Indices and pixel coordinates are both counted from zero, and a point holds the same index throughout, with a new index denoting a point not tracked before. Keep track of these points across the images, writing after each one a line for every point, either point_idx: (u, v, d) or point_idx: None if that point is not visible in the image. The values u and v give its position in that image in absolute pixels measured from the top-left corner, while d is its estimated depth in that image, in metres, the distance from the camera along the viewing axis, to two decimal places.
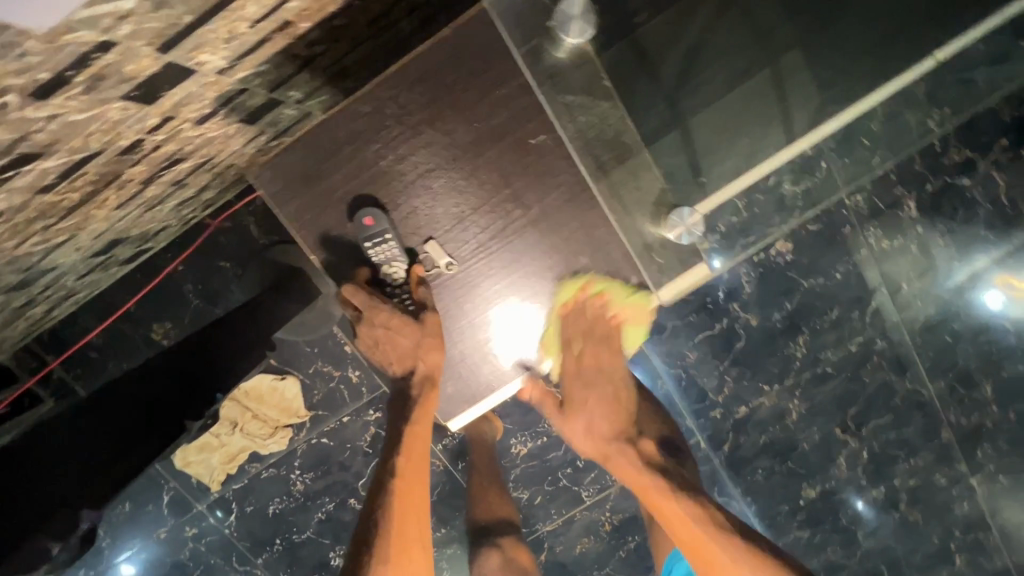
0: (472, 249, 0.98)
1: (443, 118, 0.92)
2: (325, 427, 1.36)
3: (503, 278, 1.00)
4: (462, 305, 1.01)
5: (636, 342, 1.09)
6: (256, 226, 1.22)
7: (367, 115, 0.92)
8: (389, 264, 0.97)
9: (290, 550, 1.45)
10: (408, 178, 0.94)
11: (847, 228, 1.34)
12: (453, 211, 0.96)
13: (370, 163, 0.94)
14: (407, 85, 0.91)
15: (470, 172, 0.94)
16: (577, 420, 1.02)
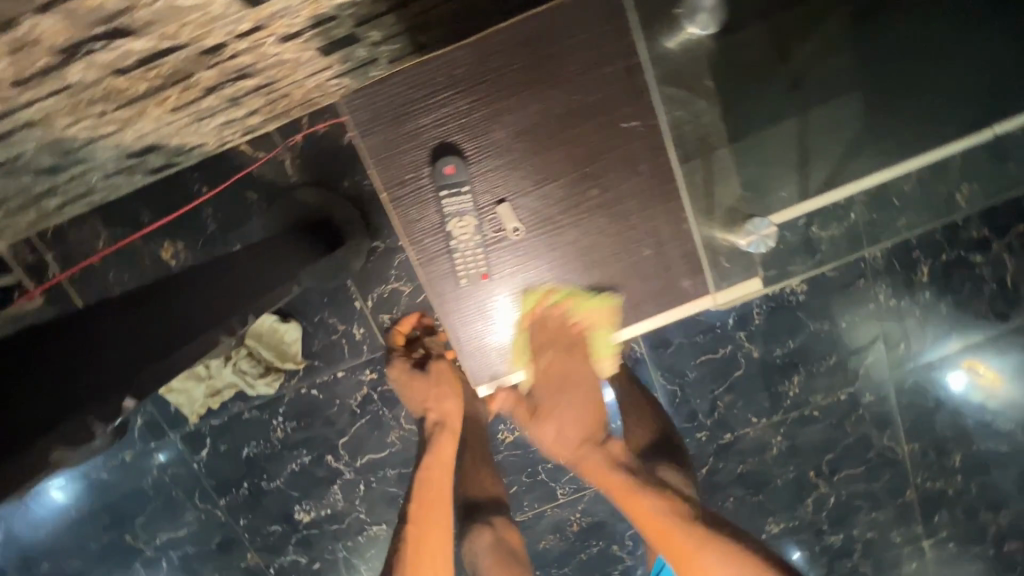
0: (541, 218, 1.04)
1: (540, 91, 0.97)
2: (318, 379, 1.34)
3: (564, 251, 1.06)
4: (519, 270, 1.06)
5: (605, 351, 1.12)
6: (291, 162, 1.19)
7: (470, 66, 0.95)
8: (460, 217, 1.00)
9: (255, 496, 1.42)
10: (496, 136, 0.99)
11: (862, 280, 1.38)
12: (530, 180, 1.01)
13: (462, 113, 0.97)
14: (512, 52, 0.96)
15: (556, 144, 1.00)
16: (549, 424, 1.03)
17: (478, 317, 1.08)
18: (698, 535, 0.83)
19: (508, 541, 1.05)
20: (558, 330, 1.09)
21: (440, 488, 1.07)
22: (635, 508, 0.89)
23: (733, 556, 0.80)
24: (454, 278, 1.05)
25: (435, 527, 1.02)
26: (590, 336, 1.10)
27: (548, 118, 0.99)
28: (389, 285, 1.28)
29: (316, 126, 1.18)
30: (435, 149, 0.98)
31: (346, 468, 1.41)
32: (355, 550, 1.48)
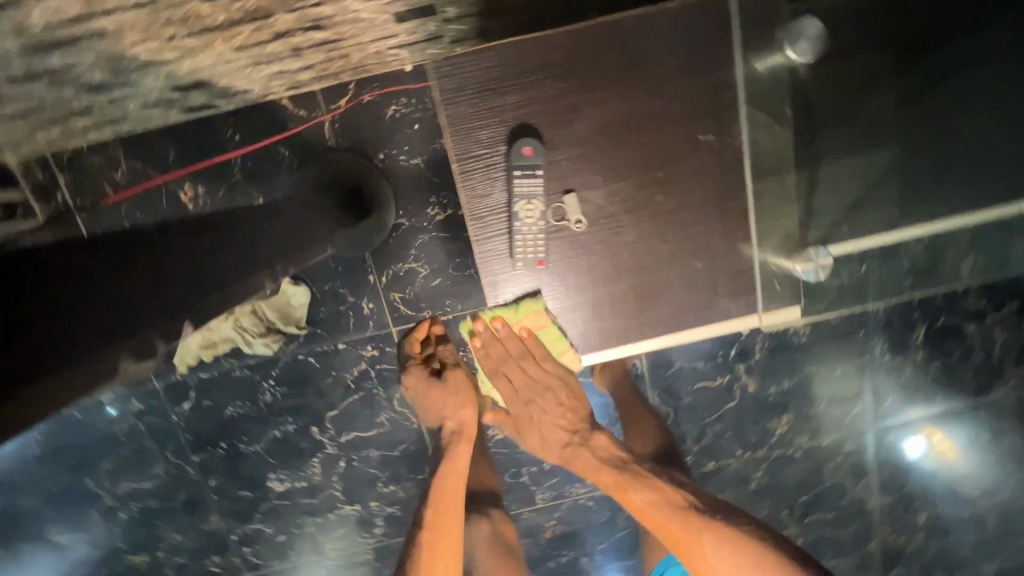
0: (603, 215, 1.06)
1: (626, 88, 0.98)
2: (318, 347, 1.31)
3: (620, 251, 1.08)
4: (572, 262, 1.08)
5: (558, 347, 1.13)
6: (331, 125, 1.17)
7: (565, 50, 0.96)
8: (526, 200, 1.01)
9: (230, 458, 1.38)
10: (576, 126, 1.00)
11: (862, 331, 1.42)
12: (601, 175, 1.03)
13: (548, 97, 0.98)
14: (604, 45, 0.96)
15: (631, 143, 1.02)
16: (533, 433, 1.13)
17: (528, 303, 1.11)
18: (690, 525, 0.89)
19: (502, 535, 1.16)
20: (506, 347, 1.13)
21: (455, 493, 1.10)
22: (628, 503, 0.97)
23: (728, 537, 0.86)
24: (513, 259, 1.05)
25: (448, 530, 1.07)
26: (538, 338, 1.13)
27: (629, 117, 1.01)
28: (406, 265, 1.26)
29: (362, 93, 1.16)
30: (515, 129, 0.98)
31: (329, 442, 1.38)
32: (324, 527, 1.45)
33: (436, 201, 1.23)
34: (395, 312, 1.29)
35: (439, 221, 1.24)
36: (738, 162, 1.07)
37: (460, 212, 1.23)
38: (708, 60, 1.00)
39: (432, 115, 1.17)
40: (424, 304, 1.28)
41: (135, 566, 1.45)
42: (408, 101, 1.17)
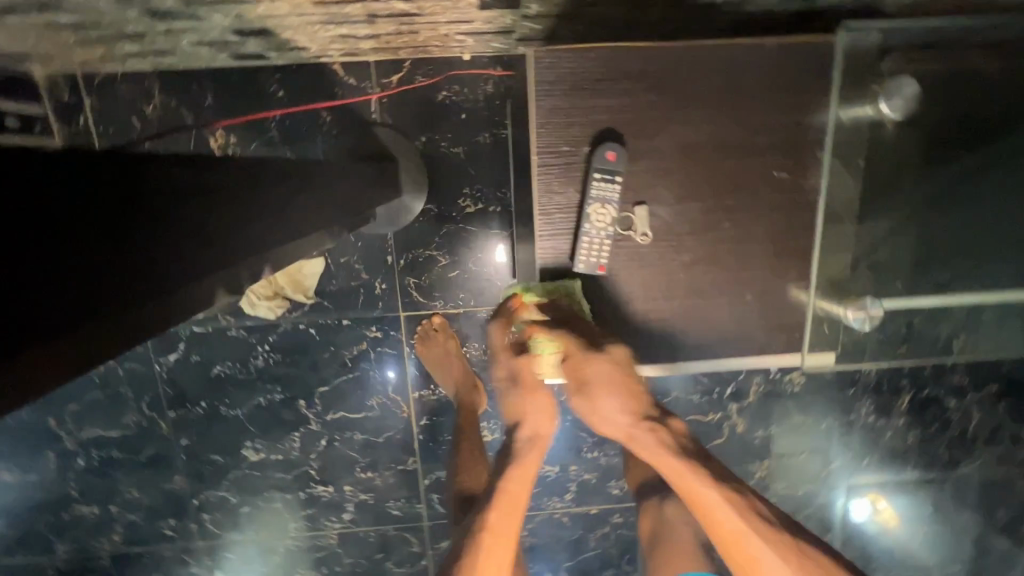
0: (668, 235, 1.00)
1: (717, 115, 0.94)
2: (321, 320, 1.28)
3: (681, 273, 1.02)
4: (630, 274, 1.01)
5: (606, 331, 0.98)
6: (378, 100, 1.16)
7: (667, 61, 0.92)
8: (601, 205, 0.95)
9: (208, 419, 1.32)
10: (660, 139, 0.95)
11: (852, 390, 1.47)
12: (678, 197, 0.97)
13: (637, 106, 0.94)
14: (697, 69, 0.92)
15: (710, 169, 0.97)
16: (598, 404, 0.85)
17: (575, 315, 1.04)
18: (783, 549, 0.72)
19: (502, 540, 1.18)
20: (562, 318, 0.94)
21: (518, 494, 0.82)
22: (706, 503, 0.76)
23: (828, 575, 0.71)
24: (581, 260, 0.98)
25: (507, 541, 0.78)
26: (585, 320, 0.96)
27: (715, 142, 0.96)
28: (427, 252, 1.24)
29: (416, 73, 1.15)
30: (598, 137, 0.94)
31: (314, 418, 1.34)
32: (291, 505, 1.40)
33: (469, 194, 1.22)
34: (407, 296, 1.27)
35: (468, 213, 1.23)
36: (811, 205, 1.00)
37: (491, 208, 1.23)
38: (790, 104, 0.95)
39: (481, 107, 1.17)
40: (437, 294, 1.27)
41: (82, 518, 1.37)
42: (459, 89, 1.16)
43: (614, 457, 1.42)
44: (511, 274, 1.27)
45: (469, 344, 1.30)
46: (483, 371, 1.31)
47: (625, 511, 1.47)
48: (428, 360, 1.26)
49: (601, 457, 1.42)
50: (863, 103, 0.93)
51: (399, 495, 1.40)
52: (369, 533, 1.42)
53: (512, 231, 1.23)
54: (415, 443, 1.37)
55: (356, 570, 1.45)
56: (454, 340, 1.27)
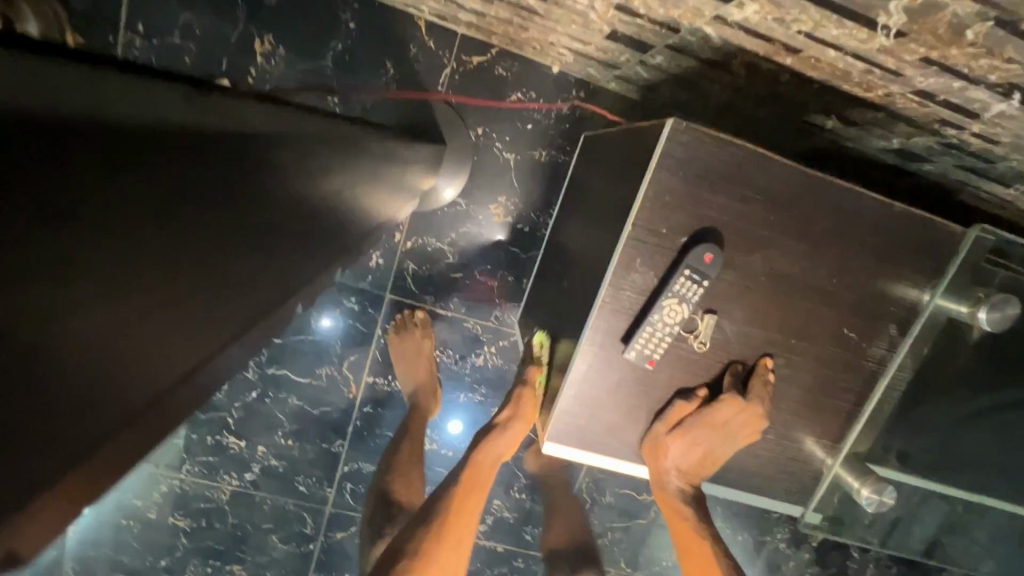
0: (731, 384, 0.61)
1: (847, 237, 0.59)
2: None
3: (727, 429, 0.62)
4: (668, 400, 0.63)
5: (745, 420, 0.62)
6: (450, 75, 1.07)
7: (839, 187, 0.57)
8: (670, 308, 0.57)
9: None
10: (784, 285, 0.59)
11: (774, 513, 1.46)
12: (756, 325, 0.61)
13: (773, 232, 0.58)
14: (858, 204, 0.58)
15: (830, 349, 0.63)
16: (675, 444, 0.63)
17: (571, 434, 0.64)
18: None
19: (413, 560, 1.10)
20: (673, 375, 0.62)
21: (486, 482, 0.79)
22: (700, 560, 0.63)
23: None
24: (609, 352, 0.60)
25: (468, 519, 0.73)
26: (726, 401, 0.60)
27: (854, 307, 0.61)
28: (439, 244, 1.16)
29: (498, 64, 1.08)
30: (694, 230, 0.56)
31: (253, 367, 1.21)
32: (194, 446, 1.26)
33: (503, 203, 1.15)
34: (400, 280, 1.18)
35: (495, 223, 1.16)
36: (930, 416, 0.70)
37: (519, 225, 1.17)
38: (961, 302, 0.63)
39: (548, 124, 1.11)
40: (431, 289, 1.19)
41: None
42: (535, 98, 1.10)
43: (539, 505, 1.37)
44: (512, 298, 1.21)
45: (444, 350, 1.22)
46: (449, 381, 1.24)
47: (530, 558, 1.39)
48: (398, 354, 1.17)
49: (527, 500, 1.36)
50: (958, 302, 0.62)
51: (312, 472, 1.30)
52: (266, 499, 1.31)
53: (529, 256, 1.18)
54: (349, 427, 1.28)
55: (236, 534, 1.32)
56: (430, 341, 1.18)
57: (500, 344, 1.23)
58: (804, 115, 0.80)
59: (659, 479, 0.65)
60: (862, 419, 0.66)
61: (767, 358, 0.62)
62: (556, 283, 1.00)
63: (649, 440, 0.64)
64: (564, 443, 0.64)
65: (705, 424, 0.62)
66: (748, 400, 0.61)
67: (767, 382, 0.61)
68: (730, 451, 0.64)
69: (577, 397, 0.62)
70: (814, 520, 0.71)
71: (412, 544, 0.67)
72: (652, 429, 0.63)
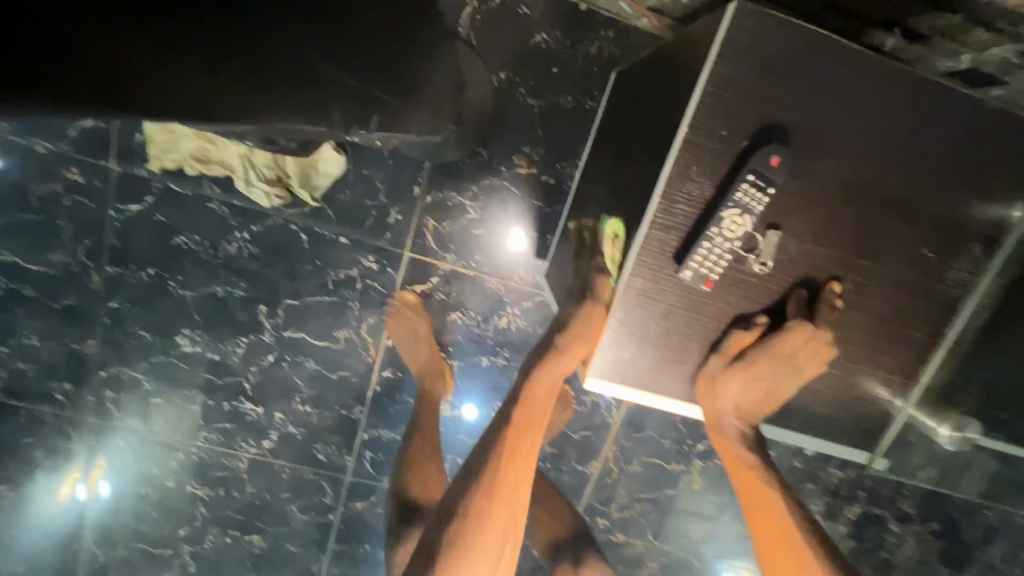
0: (798, 312, 0.56)
1: (929, 142, 0.53)
2: (316, 228, 1.12)
3: (790, 361, 0.57)
4: (725, 330, 0.57)
5: (813, 350, 0.56)
6: (471, 13, 1.01)
7: (923, 80, 0.51)
8: (730, 220, 0.51)
9: (151, 290, 1.14)
10: (856, 196, 0.53)
11: (811, 485, 1.39)
12: (824, 244, 0.55)
13: (847, 134, 0.51)
14: (943, 102, 0.51)
15: (905, 271, 0.57)
16: (733, 381, 0.58)
17: (617, 369, 0.58)
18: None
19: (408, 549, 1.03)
20: (729, 301, 0.56)
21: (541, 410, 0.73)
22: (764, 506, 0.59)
23: None
24: (660, 275, 0.54)
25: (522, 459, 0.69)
26: (790, 332, 0.55)
27: (933, 222, 0.55)
28: (460, 198, 1.11)
29: (522, 2, 1.01)
30: (757, 132, 0.51)
31: (269, 330, 1.18)
32: (211, 412, 1.23)
33: (528, 154, 1.09)
34: (420, 237, 1.13)
35: (518, 174, 1.10)
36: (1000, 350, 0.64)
37: (544, 177, 1.11)
38: None
39: (575, 66, 1.05)
40: (452, 247, 1.14)
41: None
42: (561, 39, 1.03)
43: (564, 475, 1.31)
44: (537, 255, 1.16)
45: (465, 311, 1.17)
46: (471, 344, 1.19)
47: None
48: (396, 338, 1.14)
49: (552, 470, 1.31)
50: None
51: (331, 440, 1.26)
52: (285, 468, 1.27)
53: (555, 210, 1.13)
54: (368, 393, 1.23)
55: (256, 504, 1.29)
56: (427, 321, 1.13)
57: (525, 304, 1.18)
58: (863, 33, 0.73)
59: (717, 421, 0.60)
60: (936, 352, 0.60)
61: (836, 282, 0.56)
62: (587, 231, 0.94)
63: (704, 377, 0.58)
64: (610, 380, 0.59)
65: (766, 356, 0.57)
66: (816, 329, 0.55)
67: (837, 307, 0.56)
68: (793, 388, 0.59)
69: (624, 326, 0.57)
70: (883, 467, 0.67)
71: (464, 497, 0.64)
72: (706, 361, 0.58)
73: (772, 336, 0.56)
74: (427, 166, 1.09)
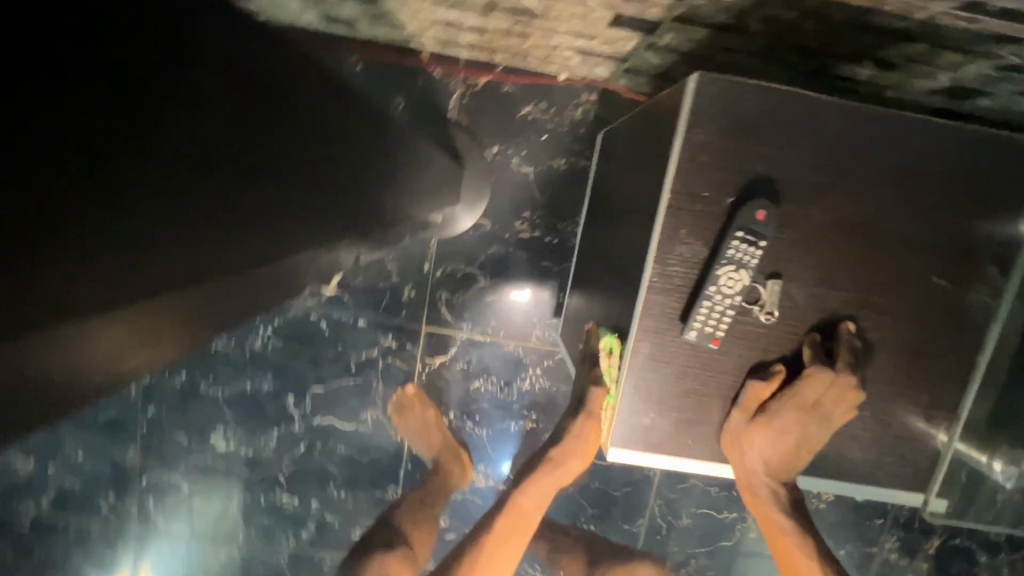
0: (816, 358, 0.54)
1: (918, 173, 0.52)
2: (336, 315, 1.15)
3: (817, 407, 0.55)
4: (743, 385, 0.56)
5: (839, 394, 0.54)
6: (459, 98, 1.07)
7: (900, 116, 0.51)
8: (728, 276, 0.51)
9: (185, 393, 1.18)
10: (854, 234, 0.53)
11: (878, 520, 1.29)
12: (829, 284, 0.54)
13: (832, 176, 0.52)
14: (927, 134, 0.51)
15: (921, 300, 0.55)
16: (761, 433, 0.56)
17: (636, 436, 0.57)
18: None
19: None
20: (741, 353, 0.55)
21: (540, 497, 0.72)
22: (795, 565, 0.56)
23: None
24: (666, 337, 0.54)
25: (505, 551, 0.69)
26: (811, 376, 0.53)
27: (940, 249, 0.54)
28: (468, 268, 1.14)
29: (506, 80, 1.07)
30: (740, 188, 0.51)
31: (299, 419, 1.19)
32: (250, 509, 1.23)
33: (529, 218, 1.12)
34: (434, 310, 1.16)
35: (523, 238, 1.13)
36: None
37: (548, 238, 1.13)
38: None
39: (563, 131, 1.09)
40: (467, 316, 1.16)
41: (13, 472, 1.18)
42: (546, 109, 1.08)
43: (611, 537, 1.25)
44: (551, 314, 1.16)
45: (488, 377, 1.17)
46: (497, 411, 1.18)
47: None
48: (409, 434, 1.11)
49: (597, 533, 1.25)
50: None
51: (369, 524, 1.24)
52: (326, 558, 1.25)
53: (563, 267, 1.14)
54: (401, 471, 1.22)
55: None
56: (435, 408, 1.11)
57: (546, 364, 1.17)
58: (834, 68, 0.74)
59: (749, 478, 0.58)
60: (973, 379, 0.57)
61: (850, 322, 0.55)
62: (595, 287, 0.95)
63: (731, 434, 0.56)
64: (634, 447, 0.58)
65: (791, 405, 0.55)
66: (843, 374, 0.53)
67: (857, 346, 0.54)
68: (826, 436, 0.56)
69: (638, 392, 0.56)
70: (943, 508, 0.62)
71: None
72: (729, 416, 0.56)
73: (796, 384, 0.55)
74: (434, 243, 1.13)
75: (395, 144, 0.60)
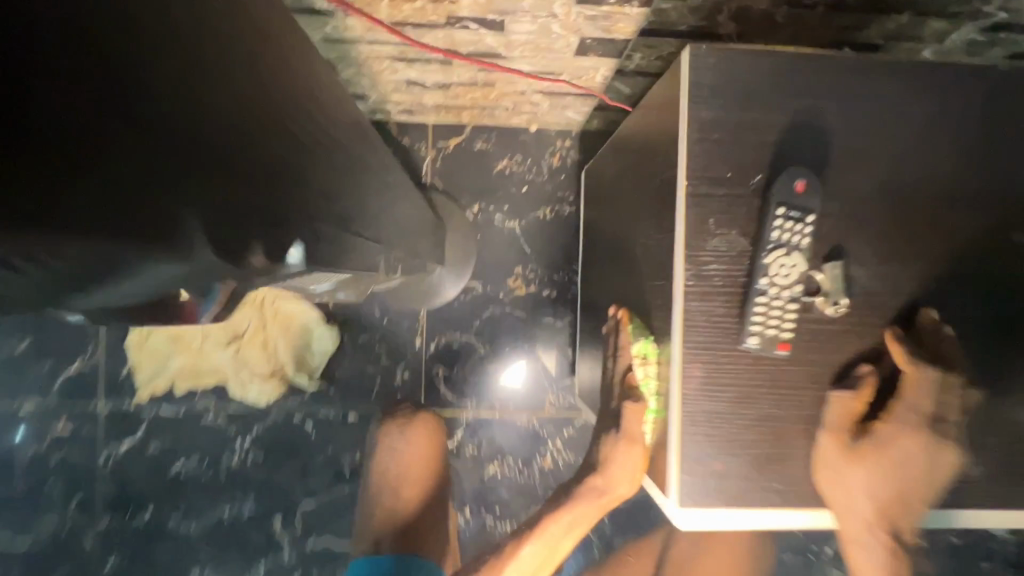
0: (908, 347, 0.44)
1: (960, 120, 0.46)
2: (322, 413, 1.02)
3: (922, 424, 0.45)
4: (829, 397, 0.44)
5: (942, 403, 0.45)
6: (431, 162, 1.04)
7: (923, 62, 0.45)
8: (781, 263, 0.42)
9: (151, 533, 1.00)
10: (907, 197, 0.45)
11: (985, 564, 1.09)
12: (894, 260, 0.45)
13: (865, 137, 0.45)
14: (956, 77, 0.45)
15: (998, 259, 0.47)
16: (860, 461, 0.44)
17: (708, 489, 0.44)
18: None
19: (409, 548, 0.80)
20: (818, 357, 0.45)
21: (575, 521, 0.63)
22: None
23: None
24: (717, 353, 0.44)
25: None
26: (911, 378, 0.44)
27: (1004, 201, 0.46)
28: (464, 337, 1.04)
29: (476, 139, 1.05)
30: (767, 163, 0.44)
31: (288, 546, 1.01)
32: None
33: (522, 273, 1.05)
34: (432, 391, 1.03)
35: (518, 295, 1.04)
36: None
37: (545, 292, 1.05)
38: None
39: (542, 180, 1.05)
40: (470, 391, 1.03)
41: None
42: (521, 161, 1.05)
43: None
44: (563, 374, 1.04)
45: (503, 459, 1.02)
46: (519, 497, 1.02)
47: None
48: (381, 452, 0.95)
49: None
50: None
51: None
52: None
53: (568, 321, 1.04)
54: None
55: None
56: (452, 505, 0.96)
57: (567, 433, 1.03)
58: None
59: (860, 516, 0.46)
60: None
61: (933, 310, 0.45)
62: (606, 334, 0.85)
63: (824, 470, 0.44)
64: (709, 504, 0.44)
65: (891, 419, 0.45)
66: (942, 374, 0.44)
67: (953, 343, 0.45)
68: (937, 465, 0.45)
69: (697, 431, 0.44)
70: None
71: None
72: (817, 445, 0.45)
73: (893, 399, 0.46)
74: (423, 314, 1.03)
75: (363, 166, 0.53)
